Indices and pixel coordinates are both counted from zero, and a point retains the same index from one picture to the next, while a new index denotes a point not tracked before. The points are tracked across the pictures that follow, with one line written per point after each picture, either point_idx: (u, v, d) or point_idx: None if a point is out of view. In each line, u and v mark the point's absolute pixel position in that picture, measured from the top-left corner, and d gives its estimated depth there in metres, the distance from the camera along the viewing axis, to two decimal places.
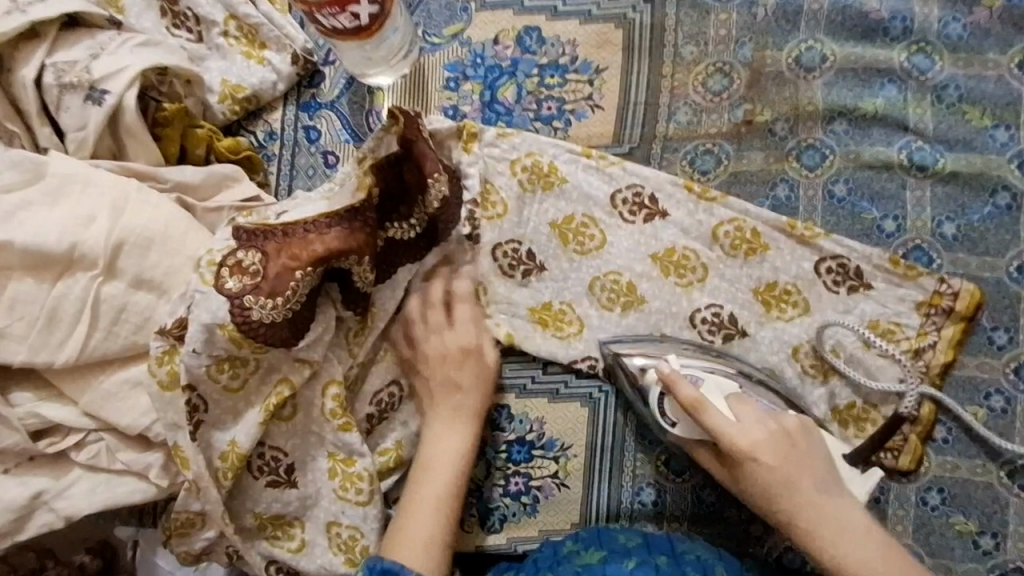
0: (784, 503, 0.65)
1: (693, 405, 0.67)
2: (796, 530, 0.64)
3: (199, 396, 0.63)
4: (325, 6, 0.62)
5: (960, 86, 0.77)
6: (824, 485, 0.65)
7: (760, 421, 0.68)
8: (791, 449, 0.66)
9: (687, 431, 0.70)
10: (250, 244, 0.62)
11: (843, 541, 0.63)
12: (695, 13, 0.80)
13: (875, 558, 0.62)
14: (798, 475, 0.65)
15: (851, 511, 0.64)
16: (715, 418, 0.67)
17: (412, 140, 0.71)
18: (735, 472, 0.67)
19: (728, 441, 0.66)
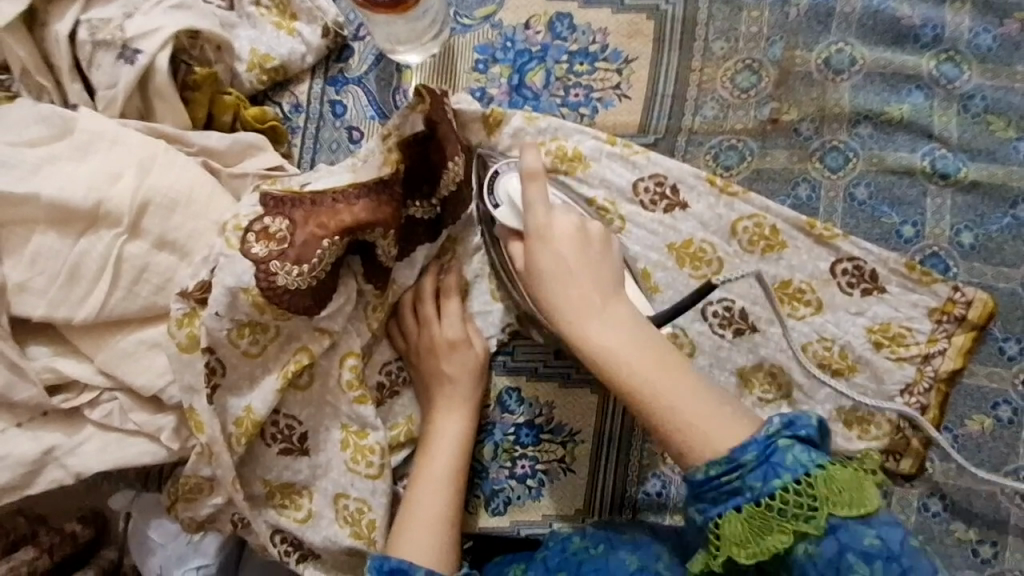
0: (546, 245, 0.69)
1: (528, 177, 0.71)
2: (571, 318, 0.67)
3: (218, 360, 0.63)
4: None
5: (987, 96, 0.77)
6: (607, 289, 0.68)
7: (586, 258, 0.69)
8: (585, 248, 0.70)
9: (507, 215, 0.73)
10: (277, 211, 0.62)
11: (617, 343, 0.64)
12: (728, 8, 0.80)
13: (653, 358, 0.63)
14: (585, 270, 0.68)
15: (622, 305, 0.67)
16: (549, 253, 0.69)
17: (435, 121, 0.71)
18: (537, 245, 0.70)
19: (550, 218, 0.70)
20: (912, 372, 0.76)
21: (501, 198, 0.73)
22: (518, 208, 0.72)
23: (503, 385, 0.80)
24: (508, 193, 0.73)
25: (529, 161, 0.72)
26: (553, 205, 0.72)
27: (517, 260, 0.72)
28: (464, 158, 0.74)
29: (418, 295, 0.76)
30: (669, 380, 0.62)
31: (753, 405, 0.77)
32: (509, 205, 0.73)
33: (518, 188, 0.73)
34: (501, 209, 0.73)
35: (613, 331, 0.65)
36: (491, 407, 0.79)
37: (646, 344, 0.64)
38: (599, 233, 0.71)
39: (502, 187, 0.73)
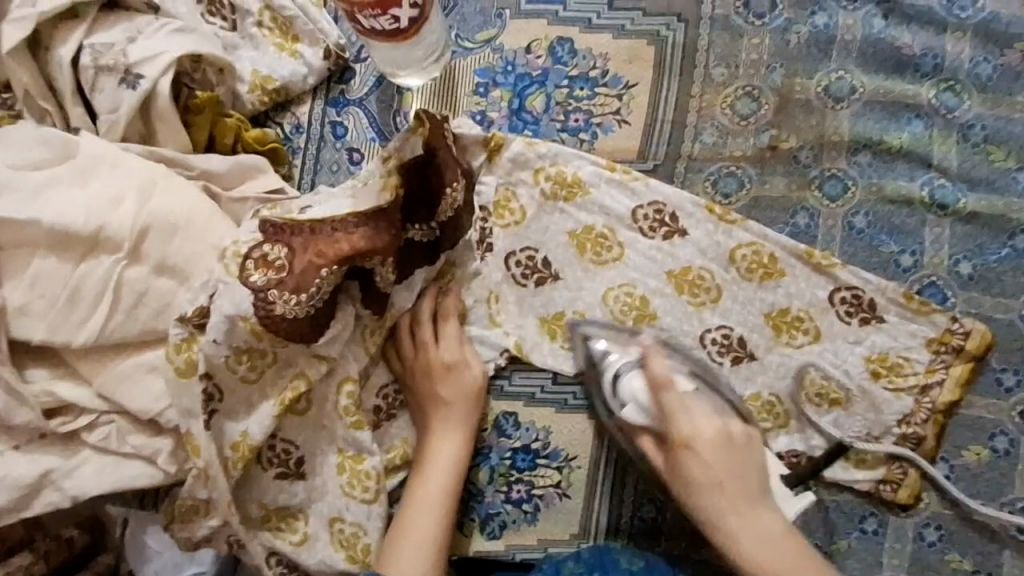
0: (694, 454, 0.69)
1: (660, 385, 0.72)
2: (707, 510, 0.69)
3: (215, 386, 0.63)
4: (366, 7, 0.61)
5: (986, 126, 0.77)
6: (755, 495, 0.69)
7: (714, 425, 0.70)
8: (732, 456, 0.69)
9: (631, 414, 0.72)
10: (276, 238, 0.62)
11: (713, 472, 0.69)
12: (728, 34, 0.80)
13: (808, 571, 0.65)
14: (728, 473, 0.69)
15: (749, 473, 0.69)
16: (694, 458, 0.69)
17: (435, 147, 0.71)
18: (678, 456, 0.70)
19: (692, 427, 0.70)
20: (908, 402, 0.76)
21: (619, 392, 0.73)
22: (647, 412, 0.72)
23: (500, 408, 0.80)
24: (631, 394, 0.73)
25: (655, 367, 0.72)
26: (688, 400, 0.71)
27: (656, 459, 0.72)
28: (463, 183, 0.74)
29: (415, 318, 0.77)
30: (793, 566, 0.66)
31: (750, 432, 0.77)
32: (637, 407, 0.72)
33: (641, 394, 0.73)
34: (626, 408, 0.73)
35: (759, 541, 0.67)
36: (487, 431, 0.79)
37: (784, 538, 0.67)
38: (737, 433, 0.71)
39: (620, 382, 0.74)
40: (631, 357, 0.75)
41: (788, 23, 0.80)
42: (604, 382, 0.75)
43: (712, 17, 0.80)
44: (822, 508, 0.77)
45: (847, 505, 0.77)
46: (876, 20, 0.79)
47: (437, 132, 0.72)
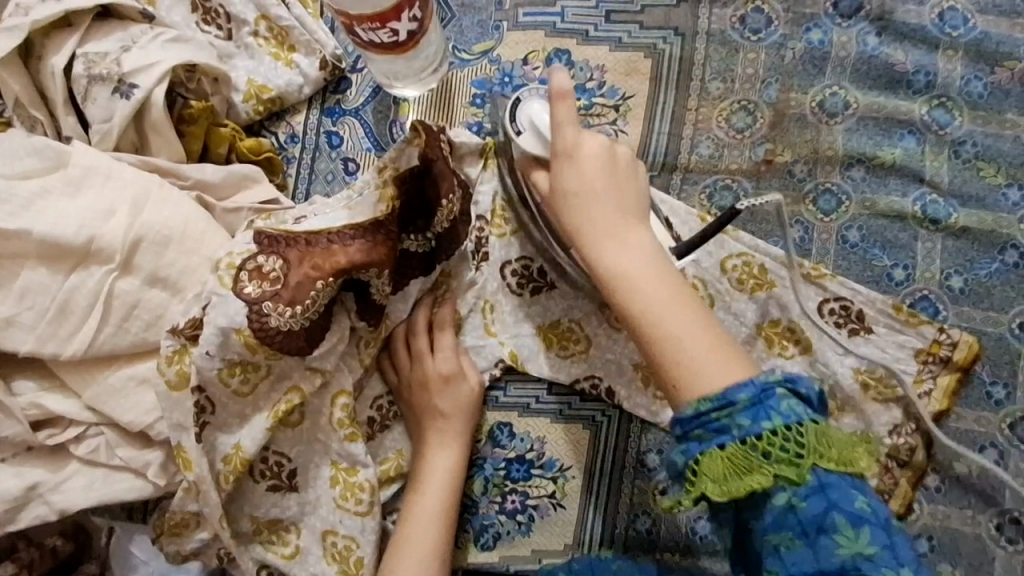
0: (574, 166, 0.66)
1: (559, 97, 0.66)
2: (631, 286, 0.62)
3: (208, 399, 0.63)
4: (365, 21, 0.61)
5: (977, 143, 0.78)
6: (632, 212, 0.65)
7: (600, 163, 0.66)
8: (624, 217, 0.64)
9: (530, 142, 0.69)
10: (272, 250, 0.62)
11: (589, 182, 0.65)
12: (725, 49, 0.80)
13: (672, 298, 0.61)
14: (608, 188, 0.65)
15: (647, 243, 0.64)
16: (574, 172, 0.66)
17: (432, 158, 0.71)
18: (559, 197, 0.66)
19: (570, 140, 0.66)
20: (899, 414, 0.76)
21: (521, 123, 0.70)
22: (542, 133, 0.68)
23: (495, 419, 0.79)
24: (531, 118, 0.69)
25: (557, 82, 0.67)
26: (581, 134, 0.67)
27: (543, 187, 0.68)
28: (460, 194, 0.74)
29: (411, 329, 0.77)
30: (674, 307, 0.61)
31: None
32: (534, 134, 0.69)
33: (544, 117, 0.69)
34: (525, 136, 0.69)
35: (624, 252, 0.63)
36: (482, 442, 0.79)
37: (659, 267, 0.63)
38: (628, 161, 0.67)
39: (523, 112, 0.70)
40: (543, 88, 0.71)
41: (783, 39, 0.80)
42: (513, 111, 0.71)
43: (709, 31, 0.80)
44: None
45: None
46: (869, 38, 0.80)
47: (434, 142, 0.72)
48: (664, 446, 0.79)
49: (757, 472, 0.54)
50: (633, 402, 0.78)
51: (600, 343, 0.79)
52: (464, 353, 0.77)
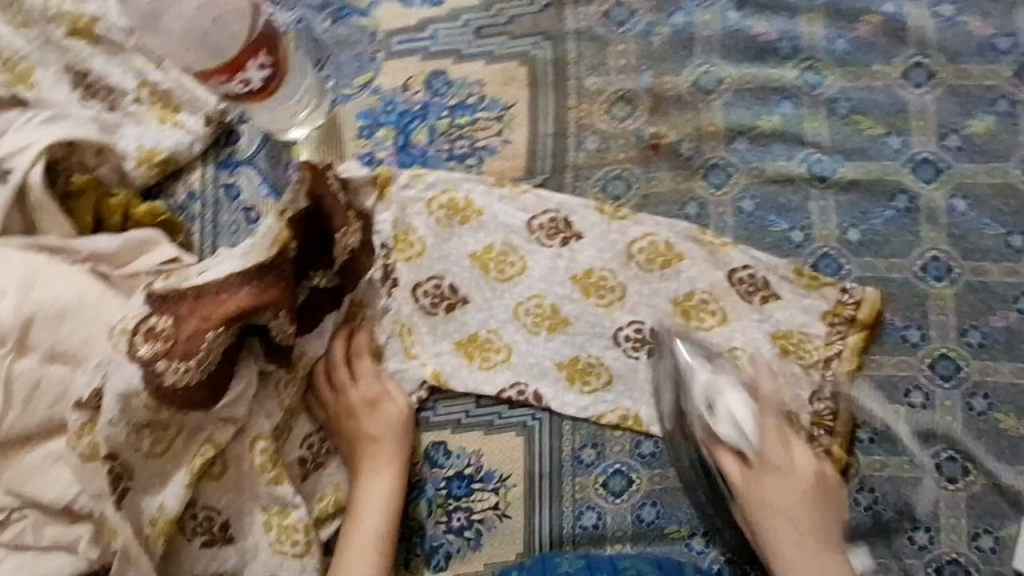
0: (783, 480, 0.73)
1: (761, 401, 0.74)
2: (782, 515, 0.73)
3: (123, 465, 0.64)
4: (219, 76, 0.76)
5: (850, 98, 0.81)
6: (780, 473, 0.73)
7: (773, 443, 0.74)
8: (801, 491, 0.73)
9: (728, 432, 0.74)
10: (163, 308, 0.63)
11: (779, 483, 0.73)
12: (595, 45, 0.82)
13: (818, 561, 0.71)
14: (805, 507, 0.73)
15: (787, 481, 0.73)
16: (776, 448, 0.74)
17: (320, 195, 0.73)
18: (756, 506, 0.73)
19: (760, 450, 0.74)
20: (817, 375, 0.78)
21: (716, 408, 0.73)
22: (743, 430, 0.73)
23: (429, 439, 0.80)
24: (726, 407, 0.73)
25: (762, 387, 0.74)
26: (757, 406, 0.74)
27: (732, 473, 0.74)
28: (356, 226, 0.76)
29: (331, 363, 0.77)
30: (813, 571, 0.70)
31: (675, 421, 0.79)
32: (730, 422, 0.73)
33: (742, 410, 0.73)
34: (722, 424, 0.74)
35: (785, 521, 0.73)
36: (419, 464, 0.80)
37: (805, 539, 0.72)
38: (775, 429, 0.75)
39: (719, 401, 0.73)
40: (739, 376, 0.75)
41: (649, 27, 0.83)
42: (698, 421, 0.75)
43: (577, 31, 0.83)
44: None
45: None
46: (731, 13, 0.83)
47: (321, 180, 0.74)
48: (597, 439, 0.80)
49: None
50: (560, 400, 0.80)
51: (519, 348, 0.80)
52: (387, 376, 0.79)
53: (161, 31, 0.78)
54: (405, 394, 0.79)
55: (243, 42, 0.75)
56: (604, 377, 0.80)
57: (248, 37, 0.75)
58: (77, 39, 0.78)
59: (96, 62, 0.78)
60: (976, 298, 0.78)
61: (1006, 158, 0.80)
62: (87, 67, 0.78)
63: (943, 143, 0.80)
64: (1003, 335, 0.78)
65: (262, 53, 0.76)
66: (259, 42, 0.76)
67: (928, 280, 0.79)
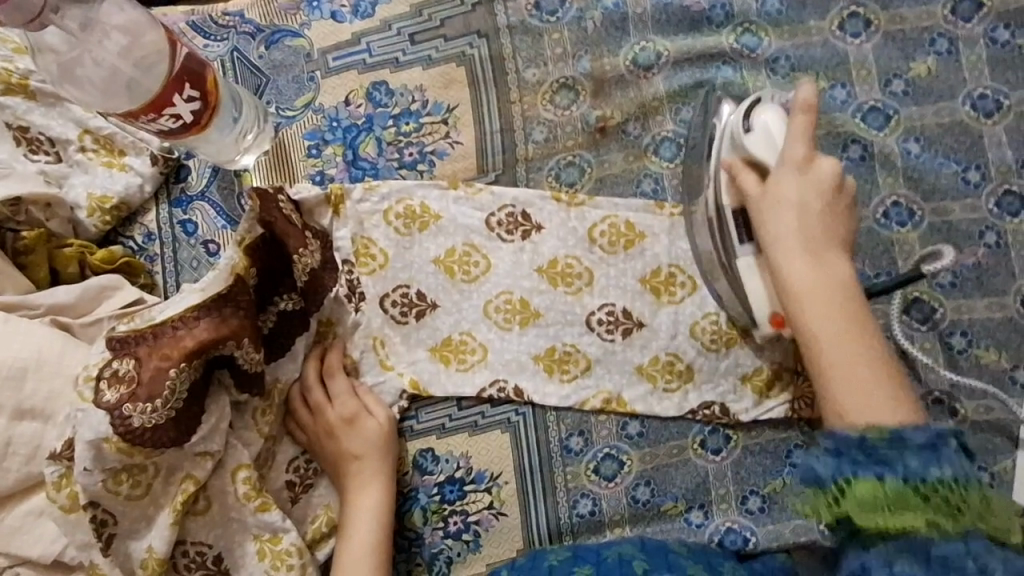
0: (797, 175, 0.68)
1: (801, 108, 0.67)
2: (788, 239, 0.68)
3: (105, 512, 0.65)
4: (142, 114, 0.66)
5: (789, 57, 0.81)
6: (808, 199, 0.68)
7: (802, 134, 0.68)
8: (827, 198, 0.68)
9: (760, 147, 0.69)
10: (124, 352, 0.64)
11: (778, 189, 0.68)
12: (529, 37, 0.82)
13: (847, 323, 0.64)
14: (819, 208, 0.68)
15: (813, 182, 0.68)
16: (801, 172, 0.68)
17: (270, 219, 0.72)
18: (767, 208, 0.69)
19: (784, 150, 0.68)
20: None
21: (750, 112, 0.71)
22: (775, 144, 0.69)
23: (416, 447, 0.79)
24: (764, 123, 0.69)
25: (802, 91, 0.68)
26: (783, 117, 0.70)
27: (751, 192, 0.70)
28: (315, 246, 0.76)
29: (305, 384, 0.76)
30: (828, 305, 0.64)
31: (658, 399, 0.78)
32: (754, 131, 0.70)
33: (775, 127, 0.69)
34: (753, 136, 0.70)
35: (806, 261, 0.67)
36: (410, 472, 0.79)
37: (837, 297, 0.65)
38: (832, 175, 0.68)
39: (755, 109, 0.71)
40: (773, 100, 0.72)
41: (581, 12, 0.83)
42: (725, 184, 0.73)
43: (510, 25, 0.82)
44: (748, 453, 0.78)
45: (770, 443, 0.78)
46: None
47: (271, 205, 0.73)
48: (584, 426, 0.79)
49: (907, 511, 0.54)
50: (542, 393, 0.79)
51: (494, 346, 0.79)
52: (364, 390, 0.78)
53: (78, 83, 0.66)
54: (387, 408, 0.78)
55: (164, 76, 0.65)
56: (583, 364, 0.79)
57: (169, 69, 0.66)
58: (13, 95, 0.77)
59: (35, 116, 0.77)
60: (941, 238, 0.78)
61: (951, 96, 0.80)
62: (26, 122, 0.77)
63: (887, 89, 0.80)
64: (972, 271, 0.77)
65: (188, 85, 0.67)
66: (181, 69, 0.66)
67: (891, 226, 0.79)
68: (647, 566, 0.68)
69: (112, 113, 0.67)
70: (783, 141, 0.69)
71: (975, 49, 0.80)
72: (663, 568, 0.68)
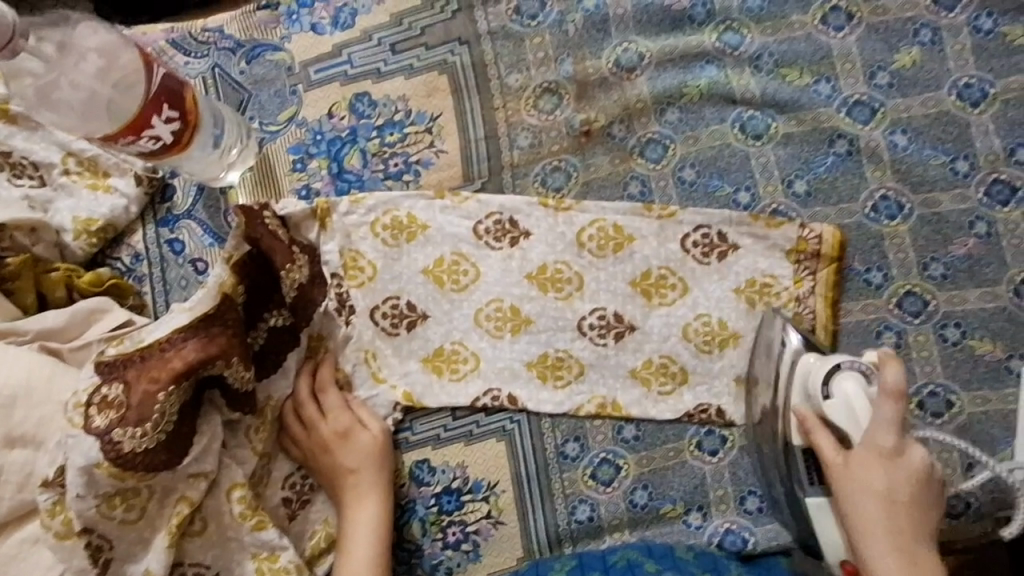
0: (883, 468, 0.64)
1: (886, 395, 0.63)
2: (857, 486, 0.64)
3: (100, 536, 0.65)
4: (121, 136, 0.65)
5: (772, 53, 0.81)
6: (894, 500, 0.64)
7: (902, 480, 0.64)
8: (920, 489, 0.64)
9: (838, 416, 0.66)
10: (112, 377, 0.65)
11: (863, 480, 0.64)
12: (511, 42, 0.82)
13: (892, 542, 0.63)
14: (903, 521, 0.64)
15: (899, 476, 0.64)
16: (883, 473, 0.64)
17: (257, 237, 0.73)
18: (842, 482, 0.65)
19: (869, 432, 0.64)
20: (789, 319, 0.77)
21: (832, 397, 0.66)
22: (858, 424, 0.65)
23: (412, 459, 0.79)
24: (846, 395, 0.66)
25: (890, 376, 0.63)
26: (873, 404, 0.65)
27: (827, 456, 0.66)
28: (302, 262, 0.76)
29: (298, 399, 0.76)
30: (890, 538, 0.63)
31: (652, 401, 0.78)
32: (844, 411, 0.66)
33: (859, 402, 0.66)
34: (834, 403, 0.66)
35: (871, 474, 0.64)
36: (406, 484, 0.79)
37: (908, 542, 0.63)
38: (919, 474, 0.64)
39: (833, 387, 0.66)
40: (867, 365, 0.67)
41: (561, 15, 0.82)
42: (796, 388, 0.70)
43: (491, 31, 0.82)
44: (745, 454, 0.77)
45: None
46: None
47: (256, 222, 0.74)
48: (580, 432, 0.79)
49: None
50: (536, 400, 0.78)
51: (486, 354, 0.79)
52: (357, 403, 0.78)
53: (58, 107, 0.67)
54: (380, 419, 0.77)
55: (142, 97, 0.65)
56: (576, 369, 0.78)
57: (147, 90, 0.65)
58: None
59: (17, 141, 0.77)
60: (932, 230, 0.78)
61: (937, 87, 0.79)
62: (9, 147, 0.77)
63: (873, 82, 0.80)
64: (965, 261, 0.77)
65: (166, 105, 0.66)
66: (158, 89, 0.66)
67: (880, 219, 0.78)
68: (658, 568, 0.70)
69: (92, 138, 0.67)
70: (866, 424, 0.65)
71: (959, 38, 0.79)
72: (671, 569, 0.70)
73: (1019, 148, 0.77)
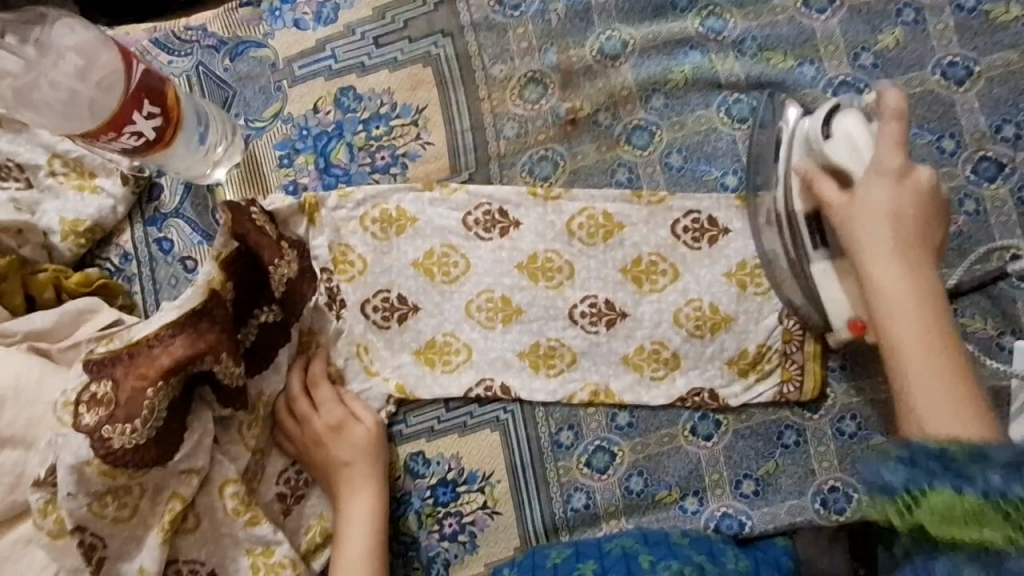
0: (891, 184, 0.66)
1: (885, 115, 0.66)
2: (854, 214, 0.67)
3: (93, 535, 0.65)
4: (103, 134, 0.65)
5: (755, 37, 0.81)
6: (907, 238, 0.66)
7: (907, 202, 0.66)
8: (922, 221, 0.66)
9: (840, 152, 0.68)
10: (101, 374, 0.65)
11: (881, 206, 0.66)
12: (494, 33, 0.82)
13: (925, 317, 0.63)
14: (914, 250, 0.66)
15: (908, 206, 0.66)
16: (884, 190, 0.66)
17: (244, 233, 0.72)
18: (851, 220, 0.67)
19: (875, 155, 0.67)
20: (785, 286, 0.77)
21: (835, 133, 0.68)
22: (858, 151, 0.67)
23: (406, 451, 0.79)
24: (847, 130, 0.67)
25: (889, 101, 0.66)
26: (879, 138, 0.67)
27: (828, 197, 0.69)
28: (291, 259, 0.76)
29: (291, 394, 0.76)
30: (908, 296, 0.64)
31: (645, 387, 0.78)
32: (847, 144, 0.67)
33: (860, 133, 0.67)
34: (832, 142, 0.68)
35: (881, 236, 0.66)
36: (402, 477, 0.79)
37: (926, 296, 0.64)
38: (925, 197, 0.66)
39: (835, 129, 0.68)
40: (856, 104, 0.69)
41: (543, 5, 0.83)
42: (798, 149, 0.72)
43: (474, 22, 0.82)
44: (739, 437, 0.77)
45: (760, 425, 0.77)
46: None
47: (242, 219, 0.73)
48: (574, 420, 0.79)
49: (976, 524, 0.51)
50: (529, 389, 0.78)
51: (478, 345, 0.79)
52: (350, 396, 0.77)
53: (37, 108, 0.67)
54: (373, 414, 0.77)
55: (122, 94, 0.65)
56: (569, 357, 0.78)
57: (126, 87, 0.65)
58: None
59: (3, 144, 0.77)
60: None
61: (921, 66, 0.79)
62: None
63: (857, 63, 0.80)
64: (954, 239, 0.77)
65: (147, 102, 0.66)
66: (138, 86, 0.66)
67: None
68: (653, 558, 0.68)
69: (74, 136, 0.67)
70: (870, 148, 0.67)
71: (942, 17, 0.80)
72: (667, 557, 0.69)
73: (1004, 125, 0.78)
